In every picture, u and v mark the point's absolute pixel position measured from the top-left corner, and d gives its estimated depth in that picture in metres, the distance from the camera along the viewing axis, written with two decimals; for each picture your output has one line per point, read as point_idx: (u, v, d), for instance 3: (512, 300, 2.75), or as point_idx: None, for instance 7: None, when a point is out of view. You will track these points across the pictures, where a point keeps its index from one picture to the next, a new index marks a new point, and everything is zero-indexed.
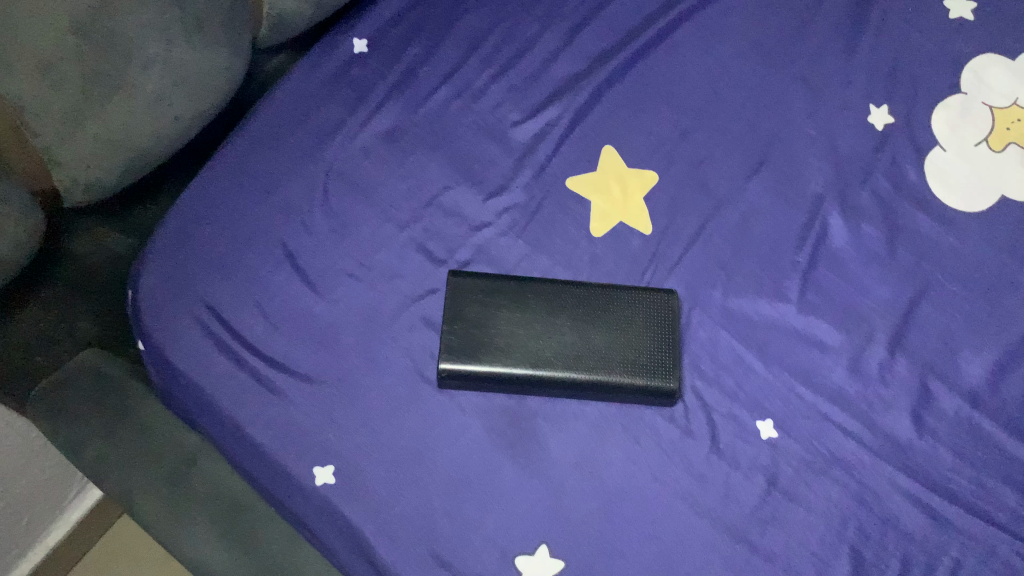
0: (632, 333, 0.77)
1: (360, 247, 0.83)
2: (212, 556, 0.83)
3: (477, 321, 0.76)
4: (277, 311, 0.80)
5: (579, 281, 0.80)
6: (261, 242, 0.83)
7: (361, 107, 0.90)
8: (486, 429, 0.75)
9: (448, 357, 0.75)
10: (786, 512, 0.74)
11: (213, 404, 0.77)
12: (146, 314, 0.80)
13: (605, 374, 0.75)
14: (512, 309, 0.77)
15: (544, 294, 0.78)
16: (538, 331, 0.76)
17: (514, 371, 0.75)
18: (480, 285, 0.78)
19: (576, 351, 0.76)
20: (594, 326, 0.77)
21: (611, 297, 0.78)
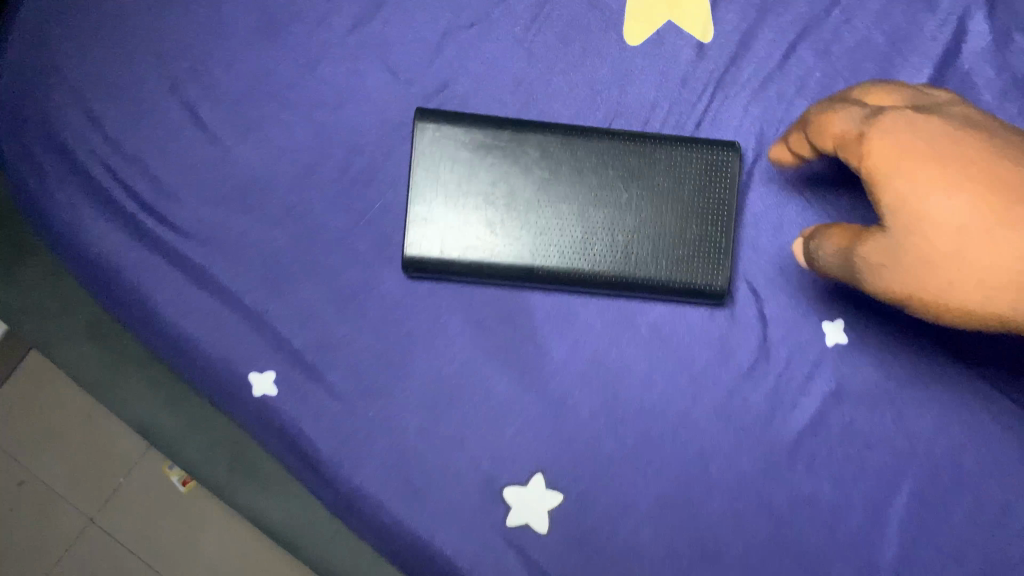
0: (669, 211, 0.56)
1: (293, 59, 0.58)
2: (159, 418, 0.72)
3: (454, 192, 0.55)
4: (183, 155, 0.58)
5: (597, 129, 0.57)
6: (150, 49, 0.58)
7: None
8: (470, 330, 0.59)
9: (416, 245, 0.55)
10: (845, 439, 0.59)
11: (110, 282, 0.59)
12: (6, 154, 0.59)
13: (628, 271, 0.56)
14: (502, 176, 0.56)
15: (548, 153, 0.56)
16: (537, 210, 0.56)
17: (502, 265, 0.56)
18: (460, 136, 0.56)
19: (589, 239, 0.56)
20: (615, 203, 0.56)
21: (642, 156, 0.56)
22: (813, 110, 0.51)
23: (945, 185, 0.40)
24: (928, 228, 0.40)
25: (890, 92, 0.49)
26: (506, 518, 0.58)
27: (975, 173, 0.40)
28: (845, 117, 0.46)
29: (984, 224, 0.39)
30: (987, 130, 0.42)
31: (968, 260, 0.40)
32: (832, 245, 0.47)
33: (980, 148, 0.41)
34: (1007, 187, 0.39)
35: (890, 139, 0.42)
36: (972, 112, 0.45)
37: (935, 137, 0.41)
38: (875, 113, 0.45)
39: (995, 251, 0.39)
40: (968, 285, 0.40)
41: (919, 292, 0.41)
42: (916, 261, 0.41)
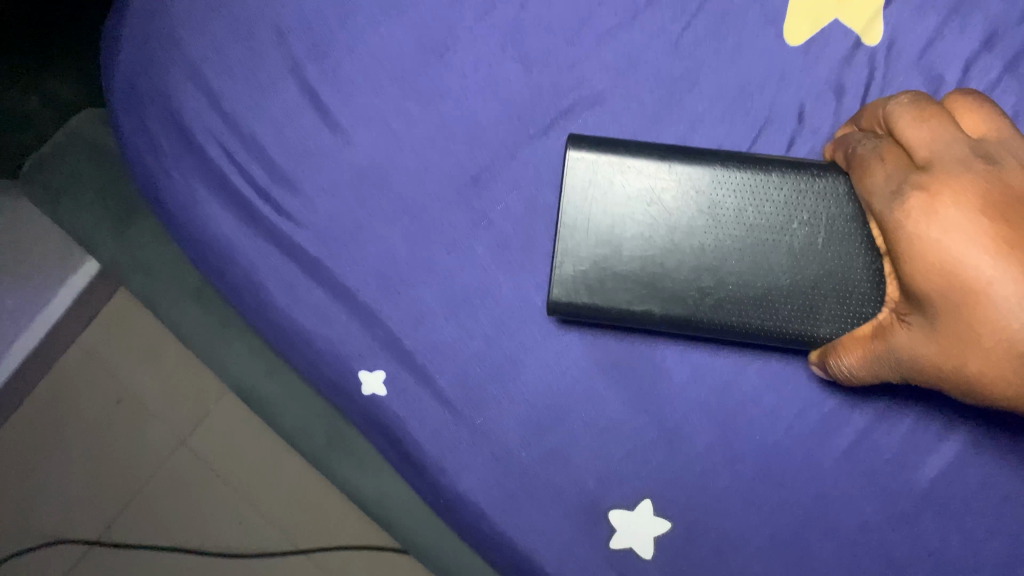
0: (862, 263, 0.46)
1: (419, 43, 0.55)
2: (258, 381, 0.71)
3: (610, 229, 0.50)
4: (302, 137, 0.55)
5: (777, 163, 0.48)
6: (276, 27, 0.55)
7: None
8: (583, 342, 0.55)
9: (569, 292, 0.50)
10: (981, 494, 0.54)
11: (224, 266, 0.57)
12: (127, 127, 0.57)
13: (804, 330, 0.48)
14: (666, 217, 0.49)
15: (716, 191, 0.49)
16: (699, 257, 0.49)
17: (661, 314, 0.49)
18: (623, 164, 0.50)
19: (759, 291, 0.48)
20: (794, 250, 0.48)
21: (832, 198, 0.47)
22: (860, 150, 0.45)
23: (958, 264, 0.36)
24: (937, 327, 0.38)
25: (913, 111, 0.43)
26: (610, 539, 0.56)
27: (975, 262, 0.36)
28: (879, 186, 0.42)
29: (985, 322, 0.36)
30: (1003, 193, 0.37)
31: (975, 360, 0.37)
32: (855, 351, 0.44)
33: (984, 224, 0.36)
34: (1007, 281, 0.35)
35: (911, 241, 0.38)
36: (999, 150, 0.39)
37: (947, 220, 0.37)
38: (906, 187, 0.40)
39: (1000, 352, 0.36)
40: (981, 386, 0.37)
41: (963, 389, 0.38)
42: (927, 366, 0.39)
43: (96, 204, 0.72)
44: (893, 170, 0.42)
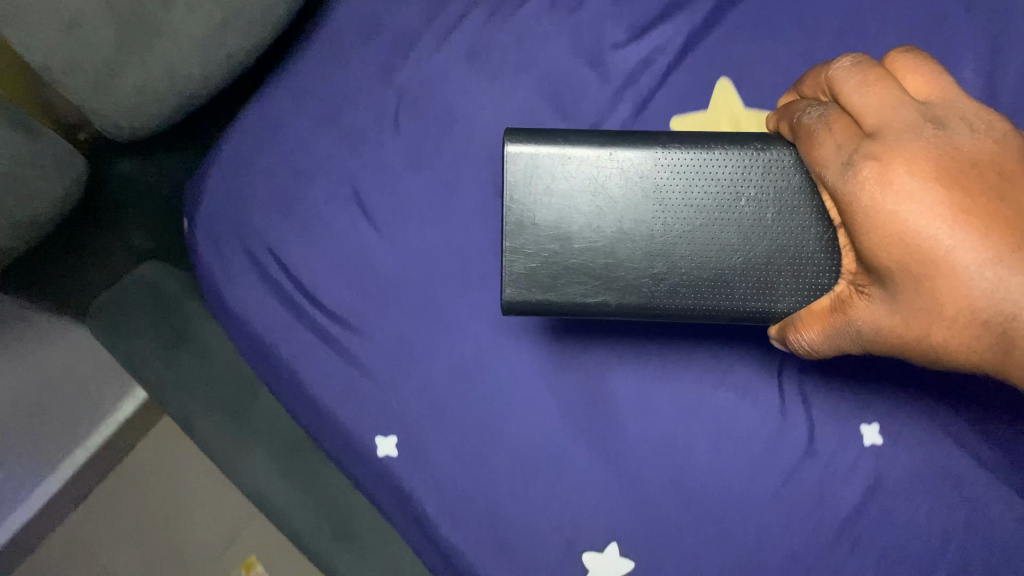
0: (809, 233, 0.51)
1: (430, 188, 0.73)
2: (272, 489, 0.80)
3: (559, 222, 0.53)
4: (342, 255, 0.73)
5: (719, 140, 0.52)
6: (323, 176, 0.74)
7: (440, 17, 0.76)
8: (558, 399, 0.70)
9: (527, 288, 0.54)
10: (879, 524, 0.69)
11: (273, 356, 0.73)
12: (204, 252, 0.74)
13: (762, 306, 0.51)
14: (612, 205, 0.53)
15: (661, 176, 0.53)
16: (649, 243, 0.52)
17: (617, 298, 0.53)
18: (570, 158, 0.54)
19: (714, 269, 0.52)
20: (744, 226, 0.51)
21: (774, 171, 0.51)
22: (803, 121, 0.47)
23: (921, 233, 0.39)
24: (897, 297, 0.42)
25: (857, 76, 0.45)
26: None
27: (933, 232, 0.39)
28: (826, 155, 0.45)
29: (946, 292, 0.39)
30: (952, 158, 0.41)
31: (938, 330, 0.41)
32: (814, 326, 0.48)
33: (936, 190, 0.40)
34: (965, 249, 0.39)
35: (869, 207, 0.41)
36: (944, 114, 0.43)
37: (904, 189, 0.40)
38: (856, 153, 0.43)
39: (960, 320, 0.40)
40: (939, 352, 0.41)
41: (925, 356, 0.42)
42: (886, 334, 0.43)
43: (149, 332, 0.84)
44: (840, 138, 0.44)
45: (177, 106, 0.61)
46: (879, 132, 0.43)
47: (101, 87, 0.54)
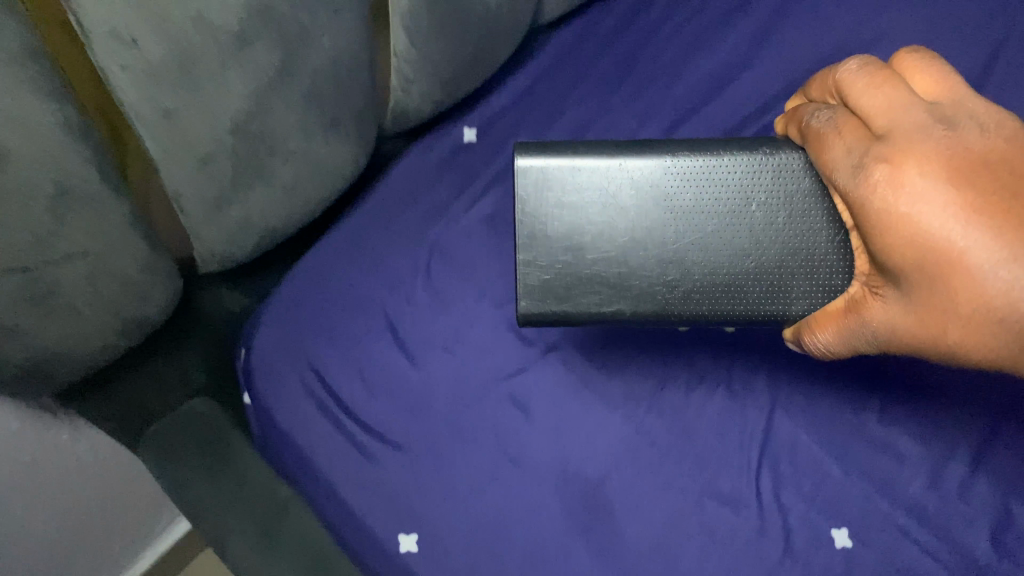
0: (802, 232, 0.62)
1: (455, 325, 0.88)
2: None
3: (572, 236, 0.64)
4: (377, 378, 0.85)
5: (720, 150, 0.63)
6: (364, 312, 0.88)
7: (466, 192, 0.93)
8: (558, 495, 0.80)
9: (543, 300, 0.64)
10: None
11: (311, 464, 0.82)
12: (257, 373, 0.86)
13: (766, 300, 0.62)
14: (622, 215, 0.64)
15: (669, 187, 0.63)
16: (662, 250, 0.63)
17: (631, 301, 0.63)
18: (587, 175, 0.65)
19: (721, 269, 0.62)
20: (746, 227, 0.62)
21: (773, 178, 0.62)
22: (814, 126, 0.58)
23: (936, 232, 0.49)
24: (914, 294, 0.52)
25: (868, 84, 0.55)
26: None
27: (946, 231, 0.49)
28: (839, 154, 0.55)
29: (961, 288, 0.49)
30: (961, 158, 0.50)
31: (954, 329, 0.50)
32: (826, 330, 0.59)
33: (945, 191, 0.49)
34: (974, 248, 0.48)
35: (881, 207, 0.51)
36: (950, 114, 0.53)
37: (916, 189, 0.50)
38: (866, 155, 0.53)
39: (971, 314, 0.49)
40: (955, 349, 0.51)
41: (934, 352, 0.52)
42: (904, 325, 0.53)
43: (190, 454, 0.84)
44: (852, 141, 0.55)
45: (256, 244, 0.76)
46: (887, 134, 0.53)
47: (210, 217, 0.67)
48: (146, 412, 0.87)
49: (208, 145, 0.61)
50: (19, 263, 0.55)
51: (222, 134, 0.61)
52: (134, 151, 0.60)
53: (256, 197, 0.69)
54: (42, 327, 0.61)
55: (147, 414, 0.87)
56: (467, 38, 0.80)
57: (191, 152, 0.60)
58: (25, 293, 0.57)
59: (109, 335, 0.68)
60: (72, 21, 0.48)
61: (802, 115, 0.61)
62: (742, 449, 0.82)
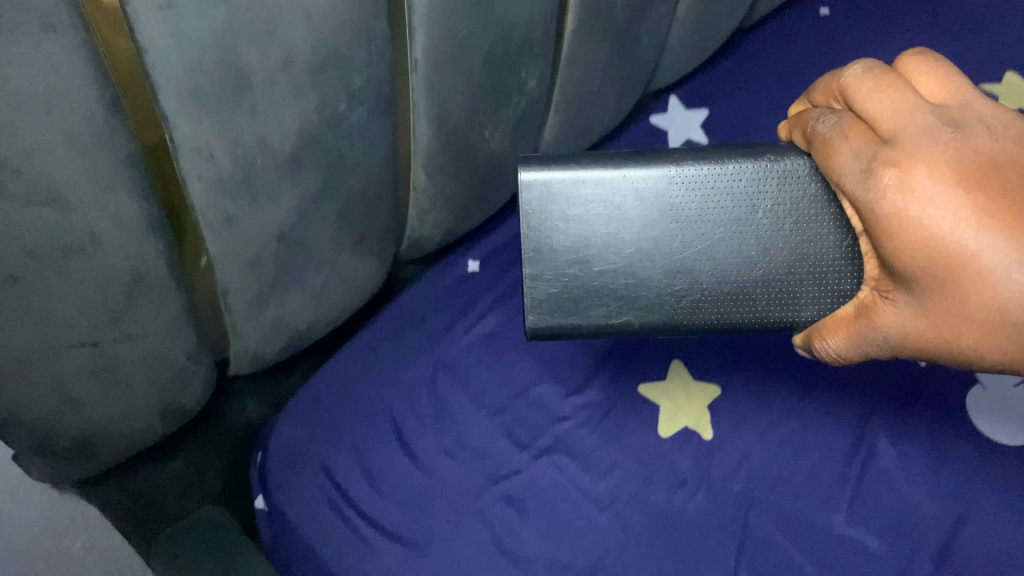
0: (809, 238, 0.68)
1: (456, 430, 0.96)
2: None
3: (580, 247, 0.70)
4: (381, 476, 0.93)
5: (729, 158, 0.68)
6: (372, 416, 0.96)
7: (469, 313, 1.04)
8: None
9: (552, 313, 0.72)
10: None
11: (319, 557, 0.89)
12: (272, 472, 0.93)
13: (772, 304, 0.69)
14: (630, 227, 0.69)
15: (674, 197, 0.69)
16: (670, 262, 0.69)
17: (638, 313, 0.70)
18: (593, 188, 0.69)
19: (727, 275, 0.69)
20: (752, 235, 0.68)
21: (782, 185, 0.67)
22: (820, 129, 0.62)
23: (949, 236, 0.54)
24: (927, 297, 0.57)
25: (872, 89, 0.59)
26: None
27: (959, 237, 0.54)
28: (847, 158, 0.59)
29: (973, 291, 0.55)
30: (969, 162, 0.55)
31: (965, 327, 0.57)
32: (837, 335, 0.65)
33: (956, 195, 0.54)
34: (986, 251, 0.53)
35: (892, 211, 0.56)
36: (953, 117, 0.57)
37: (927, 194, 0.54)
38: (875, 159, 0.57)
39: (985, 317, 0.55)
40: (962, 349, 0.58)
41: (942, 349, 0.59)
42: (915, 327, 0.59)
43: (200, 555, 0.83)
44: (859, 146, 0.59)
45: (284, 344, 0.86)
46: (894, 137, 0.57)
47: (250, 315, 0.78)
48: (166, 511, 0.91)
49: (256, 249, 0.73)
50: (91, 338, 0.65)
51: (268, 240, 0.73)
52: (194, 256, 0.70)
53: (288, 302, 0.81)
54: (99, 399, 0.70)
55: (164, 514, 0.91)
56: (473, 177, 0.94)
57: (243, 253, 0.72)
58: (90, 366, 0.67)
59: (155, 419, 0.78)
60: (168, 140, 0.61)
61: (809, 120, 0.65)
62: (724, 549, 0.90)
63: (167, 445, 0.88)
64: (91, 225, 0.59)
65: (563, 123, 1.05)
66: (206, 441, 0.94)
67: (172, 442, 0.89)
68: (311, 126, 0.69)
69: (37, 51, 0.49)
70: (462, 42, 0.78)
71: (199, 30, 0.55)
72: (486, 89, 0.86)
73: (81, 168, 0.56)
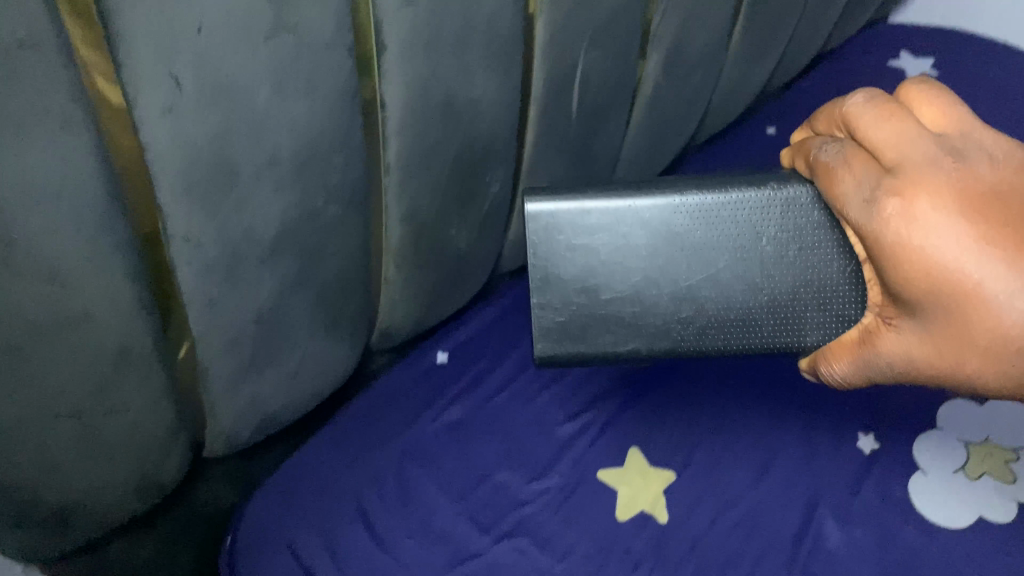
0: (809, 265, 0.79)
1: (420, 514, 1.00)
2: None
3: (593, 273, 0.83)
4: (346, 559, 0.96)
5: (734, 193, 0.81)
6: (339, 500, 1.00)
7: (436, 402, 1.09)
8: None
9: (561, 342, 0.84)
10: None
11: None
12: (240, 555, 0.96)
13: (776, 326, 0.80)
14: (638, 254, 0.82)
15: (677, 226, 0.82)
16: (678, 287, 0.82)
17: (644, 338, 0.83)
18: (605, 220, 0.83)
19: (729, 299, 0.81)
20: (755, 261, 0.80)
21: (785, 216, 0.80)
22: (822, 157, 0.74)
23: (954, 265, 0.64)
24: (932, 324, 0.68)
25: (875, 117, 0.72)
26: None
27: (964, 267, 0.64)
28: (849, 187, 0.71)
29: (977, 318, 0.65)
30: (968, 193, 0.66)
31: (966, 352, 0.66)
32: (844, 362, 0.76)
33: (959, 227, 0.64)
34: (988, 281, 0.64)
35: (900, 240, 0.66)
36: (948, 147, 0.69)
37: (931, 224, 0.65)
38: (877, 189, 0.68)
39: (987, 343, 0.65)
40: (962, 372, 0.68)
41: (943, 373, 0.69)
42: (918, 352, 0.70)
43: None
44: (861, 173, 0.70)
45: (257, 424, 0.91)
46: (895, 169, 0.69)
47: (226, 395, 0.84)
48: None
49: (236, 331, 0.79)
50: (77, 410, 0.70)
51: (248, 324, 0.80)
52: (179, 336, 0.77)
53: (262, 385, 0.87)
54: (79, 471, 0.75)
55: None
56: (441, 272, 1.02)
57: (225, 335, 0.78)
58: (74, 437, 0.72)
59: (130, 494, 0.82)
60: (160, 229, 0.68)
61: (810, 149, 0.77)
62: None
63: (141, 529, 0.90)
64: (87, 304, 0.66)
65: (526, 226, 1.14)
66: (179, 526, 0.96)
67: (145, 529, 0.91)
68: (291, 220, 0.77)
69: (53, 146, 0.57)
70: (431, 149, 0.88)
71: (196, 133, 0.64)
72: (453, 192, 0.95)
73: (83, 250, 0.63)
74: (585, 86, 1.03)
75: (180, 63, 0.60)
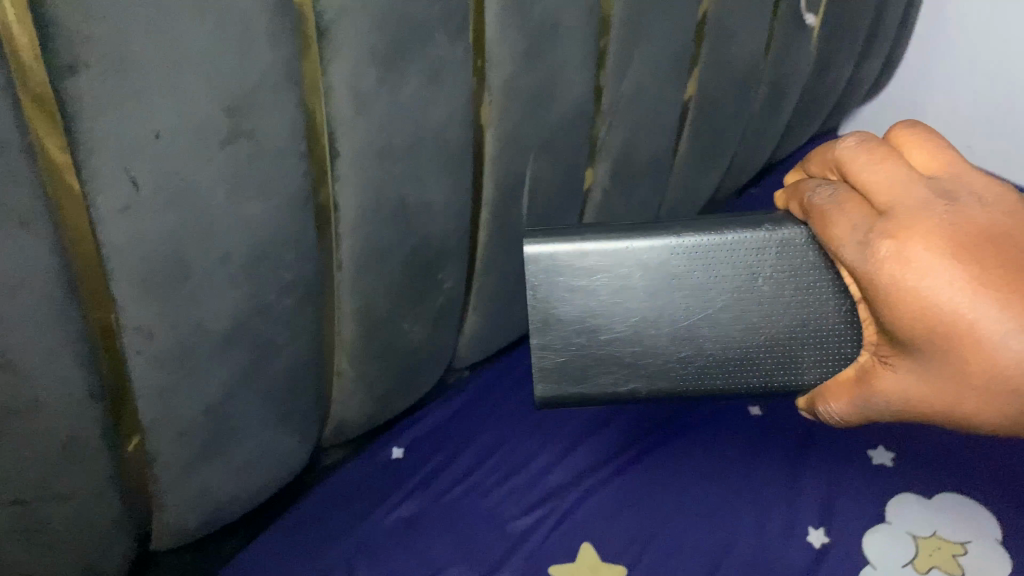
0: (804, 304, 0.88)
1: None
2: None
3: (596, 313, 0.91)
4: None
5: (730, 236, 0.89)
6: None
7: (390, 497, 1.11)
8: None
9: (558, 386, 0.93)
10: None
11: None
12: None
13: (774, 362, 0.88)
14: (642, 295, 0.90)
15: (675, 266, 0.90)
16: (677, 326, 0.90)
17: (641, 379, 0.91)
18: (609, 261, 0.91)
19: (727, 339, 0.89)
20: (753, 300, 0.88)
21: (781, 257, 0.88)
22: (817, 202, 0.81)
23: (949, 304, 0.67)
24: (930, 364, 0.70)
25: (868, 160, 0.77)
26: None
27: (958, 306, 0.66)
28: (842, 229, 0.76)
29: (973, 357, 0.66)
30: (962, 232, 0.69)
31: (963, 392, 0.69)
32: (844, 403, 0.80)
33: (952, 267, 0.67)
34: (983, 319, 0.66)
35: (892, 281, 0.69)
36: (940, 188, 0.73)
37: (925, 264, 0.68)
38: (871, 231, 0.73)
39: (986, 383, 0.67)
40: (962, 411, 0.70)
41: (944, 412, 0.71)
42: (915, 392, 0.72)
43: None
44: (854, 216, 0.76)
45: (205, 517, 0.92)
46: (889, 210, 0.73)
47: (175, 485, 0.85)
48: None
49: (187, 421, 0.82)
50: (22, 497, 0.72)
51: (198, 414, 0.82)
52: (130, 425, 0.79)
53: (211, 476, 0.88)
54: (21, 557, 0.76)
55: None
56: (394, 367, 1.06)
57: (175, 425, 0.81)
58: (17, 524, 0.73)
59: None
60: (114, 320, 0.72)
61: (805, 192, 0.84)
62: None
63: None
64: (37, 391, 0.68)
65: (481, 325, 1.18)
66: None
67: None
68: (243, 313, 0.80)
69: (11, 241, 0.61)
70: (384, 251, 0.93)
71: (151, 229, 0.68)
72: (406, 291, 0.99)
73: (35, 340, 0.66)
74: (535, 192, 1.09)
75: (138, 167, 0.65)
